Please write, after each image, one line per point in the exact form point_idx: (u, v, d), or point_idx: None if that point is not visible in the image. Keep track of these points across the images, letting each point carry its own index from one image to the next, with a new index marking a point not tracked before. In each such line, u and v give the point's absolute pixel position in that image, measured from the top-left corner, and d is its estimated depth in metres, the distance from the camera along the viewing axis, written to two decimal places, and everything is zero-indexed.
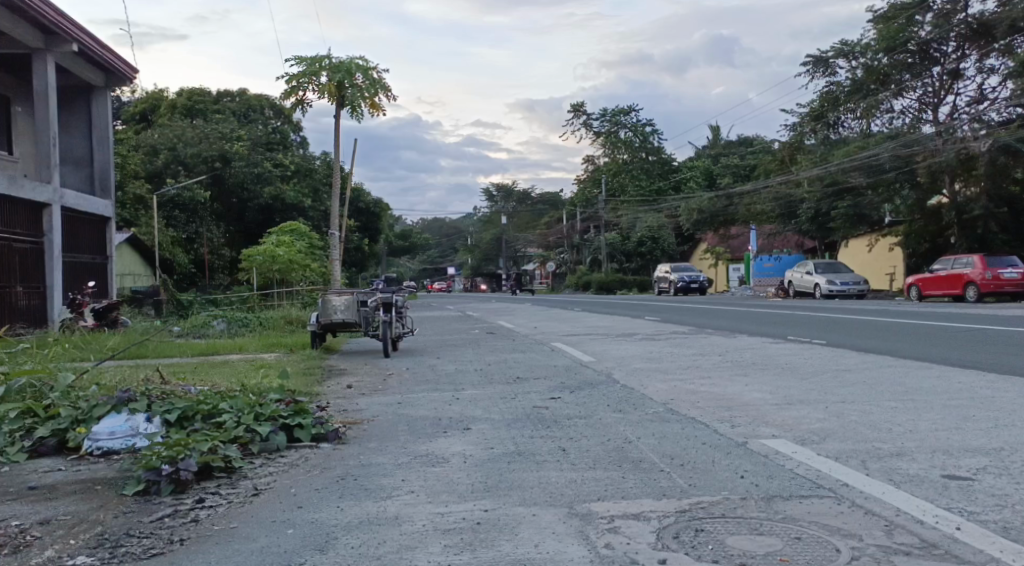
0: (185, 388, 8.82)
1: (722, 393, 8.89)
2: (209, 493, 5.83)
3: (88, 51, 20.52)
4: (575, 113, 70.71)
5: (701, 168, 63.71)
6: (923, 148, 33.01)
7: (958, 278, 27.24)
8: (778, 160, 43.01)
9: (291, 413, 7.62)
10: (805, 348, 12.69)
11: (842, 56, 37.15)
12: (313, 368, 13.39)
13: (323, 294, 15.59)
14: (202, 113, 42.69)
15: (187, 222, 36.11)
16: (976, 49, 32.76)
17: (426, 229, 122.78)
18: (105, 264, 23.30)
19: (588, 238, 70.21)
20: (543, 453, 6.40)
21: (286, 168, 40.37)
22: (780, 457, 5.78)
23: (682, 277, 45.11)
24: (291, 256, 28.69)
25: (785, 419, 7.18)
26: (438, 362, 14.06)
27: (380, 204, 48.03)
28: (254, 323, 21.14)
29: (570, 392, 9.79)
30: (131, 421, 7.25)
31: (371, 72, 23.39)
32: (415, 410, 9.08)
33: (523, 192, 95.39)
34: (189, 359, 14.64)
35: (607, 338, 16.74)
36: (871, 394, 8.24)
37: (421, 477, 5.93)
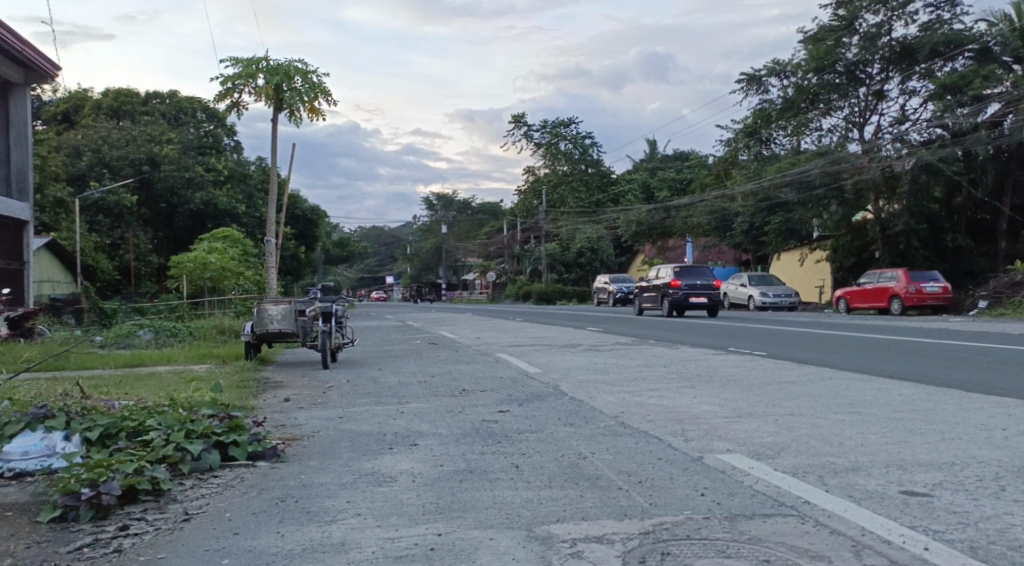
0: (108, 403, 8.39)
1: (671, 405, 8.74)
2: (134, 519, 5.45)
3: (5, 46, 19.64)
4: (516, 124, 70.69)
5: (639, 181, 64.35)
6: (849, 166, 33.56)
7: (883, 291, 27.75)
8: (714, 174, 43.58)
9: (225, 430, 7.25)
10: (748, 359, 12.67)
11: (774, 74, 37.66)
12: (246, 380, 12.92)
13: (259, 303, 15.07)
14: (129, 115, 41.55)
15: (112, 228, 34.92)
16: (899, 72, 33.76)
17: (365, 236, 121.61)
18: (21, 269, 22.35)
19: (528, 249, 70.20)
20: (496, 471, 6.14)
21: (219, 173, 39.36)
22: (739, 472, 5.60)
23: (620, 287, 45.35)
24: (223, 264, 28.00)
25: (737, 432, 7.02)
26: (376, 374, 13.69)
27: (317, 211, 47.23)
28: (183, 333, 20.48)
29: (517, 405, 9.53)
30: (47, 439, 6.82)
31: (310, 76, 22.88)
32: (358, 425, 8.74)
33: (463, 201, 95.17)
34: (111, 371, 14.05)
35: (550, 349, 16.53)
36: (817, 407, 8.15)
37: (367, 498, 5.62)
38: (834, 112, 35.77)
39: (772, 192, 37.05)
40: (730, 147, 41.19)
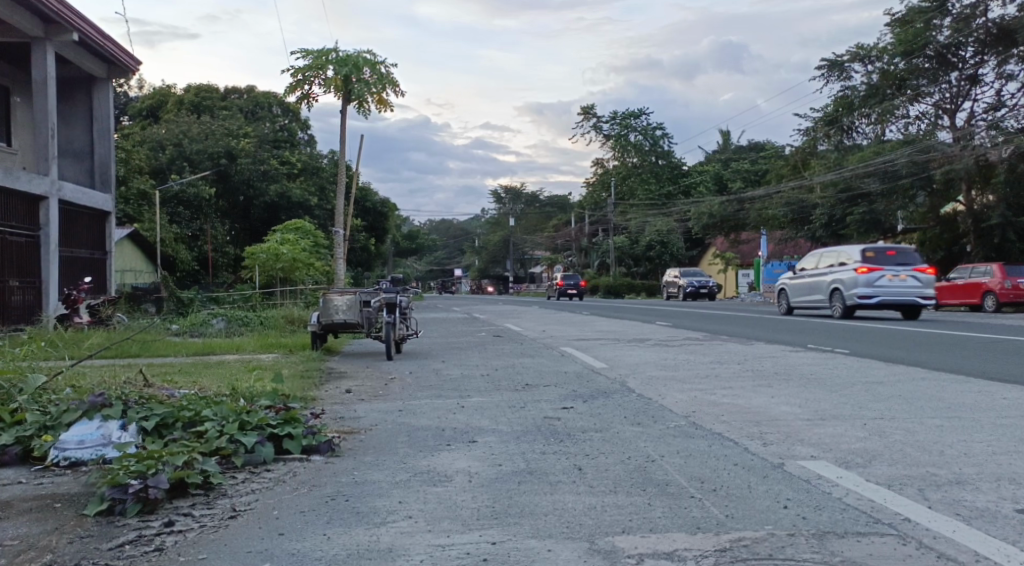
0: (168, 392, 8.25)
1: (746, 405, 8.23)
2: (182, 514, 5.21)
3: (88, 41, 19.97)
4: (585, 116, 69.95)
5: (711, 173, 63.19)
6: (939, 154, 32.29)
7: (975, 287, 26.48)
8: (790, 165, 42.01)
9: (281, 422, 7.00)
10: (829, 357, 12.00)
11: (858, 60, 36.39)
12: (311, 371, 12.74)
13: (324, 294, 14.95)
14: (209, 110, 42.28)
15: (192, 219, 35.77)
16: (995, 55, 32.10)
17: (434, 230, 122.28)
18: (104, 259, 22.75)
19: (597, 242, 69.51)
20: (558, 473, 5.74)
21: (292, 166, 39.84)
22: (824, 483, 5.10)
23: (692, 282, 44.51)
24: (294, 255, 28.11)
25: (820, 436, 6.51)
26: (441, 367, 13.42)
27: (387, 204, 47.51)
28: (255, 324, 20.59)
29: (582, 402, 9.13)
30: (103, 428, 6.65)
31: (379, 67, 22.82)
32: (418, 419, 8.43)
33: (532, 194, 94.96)
34: (183, 360, 14.10)
35: (618, 343, 16.04)
36: (911, 410, 7.55)
37: (421, 499, 5.29)
38: (923, 99, 34.25)
39: (854, 182, 35.73)
40: (808, 137, 39.91)
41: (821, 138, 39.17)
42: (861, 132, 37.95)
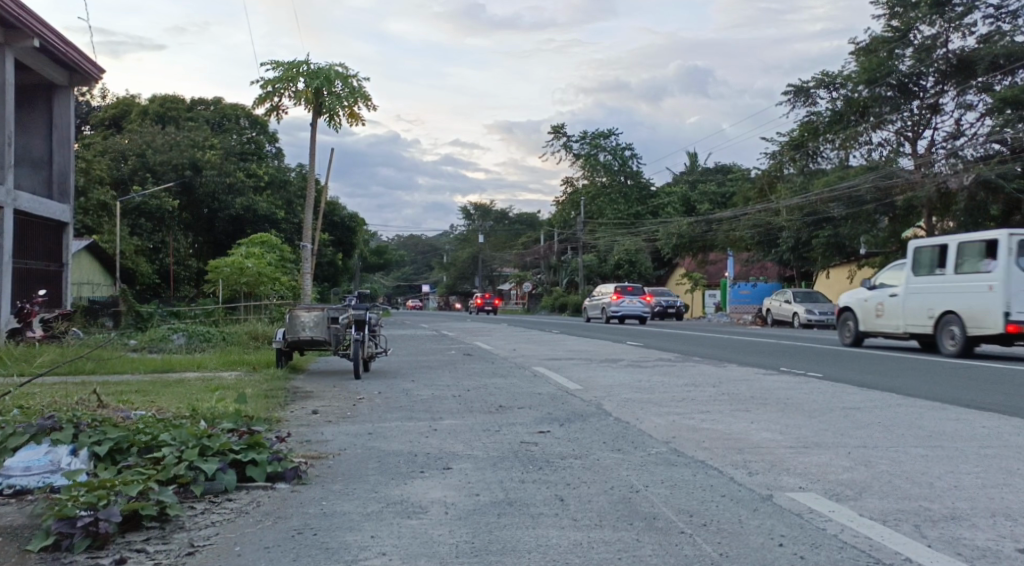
0: (122, 413, 7.88)
1: (725, 431, 8.02)
2: (134, 550, 4.88)
3: (49, 48, 19.47)
4: (555, 135, 70.13)
5: (678, 195, 63.66)
6: (901, 181, 32.64)
7: None
8: (757, 188, 41.94)
9: (244, 447, 6.67)
10: (803, 381, 11.85)
11: (823, 86, 36.69)
12: (274, 390, 12.33)
13: (291, 310, 14.55)
14: (175, 121, 41.64)
15: (154, 232, 35.04)
16: (954, 86, 32.61)
17: (401, 245, 121.76)
18: (60, 271, 22.08)
19: (565, 260, 69.46)
20: (539, 504, 5.46)
21: (259, 179, 39.30)
22: (818, 517, 4.89)
23: (659, 301, 44.58)
24: (260, 269, 27.64)
25: (805, 466, 6.29)
26: (409, 386, 13.08)
27: (355, 219, 47.05)
28: (216, 339, 20.11)
29: (558, 425, 8.86)
30: (51, 454, 6.28)
31: (351, 81, 22.55)
32: (388, 443, 8.11)
33: (500, 211, 94.99)
34: (139, 377, 13.62)
35: (589, 363, 15.80)
36: (894, 438, 7.36)
37: (394, 533, 4.99)
38: (885, 126, 34.57)
39: (820, 206, 35.97)
40: (775, 160, 40.11)
41: (787, 161, 39.34)
42: (826, 157, 38.10)
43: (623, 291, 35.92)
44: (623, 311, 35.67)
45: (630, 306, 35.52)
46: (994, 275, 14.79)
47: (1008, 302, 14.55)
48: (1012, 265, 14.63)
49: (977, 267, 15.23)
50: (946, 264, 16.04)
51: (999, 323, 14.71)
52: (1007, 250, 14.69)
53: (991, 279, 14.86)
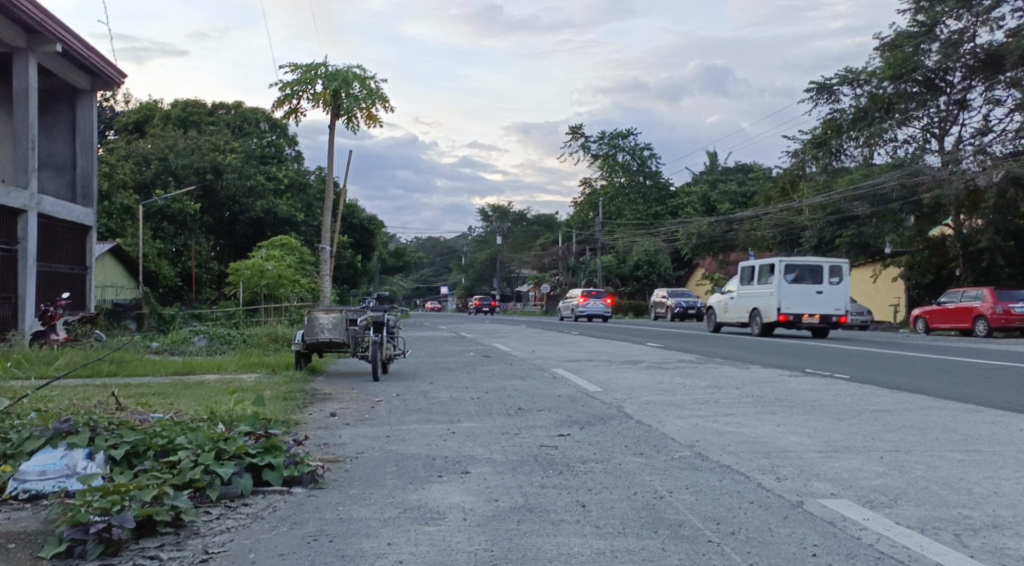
0: (140, 416, 7.81)
1: (751, 435, 7.85)
2: (147, 557, 4.79)
3: (72, 52, 19.57)
4: (574, 135, 69.94)
5: (698, 195, 63.33)
6: (927, 178, 32.22)
7: (966, 312, 26.23)
8: (778, 187, 41.60)
9: (260, 451, 6.56)
10: (830, 383, 11.64)
11: (847, 83, 36.33)
12: (294, 392, 12.26)
13: (310, 311, 14.46)
14: (196, 125, 41.82)
15: (176, 235, 35.16)
16: (982, 81, 32.17)
17: (420, 247, 121.90)
18: (84, 274, 22.15)
19: (584, 261, 69.24)
20: (560, 511, 5.32)
21: (278, 182, 39.38)
22: (851, 526, 4.72)
23: (680, 302, 44.30)
24: (280, 271, 27.65)
25: (836, 470, 6.12)
26: (429, 389, 12.95)
27: (374, 221, 47.07)
28: (237, 341, 20.10)
29: (579, 429, 8.71)
30: (67, 458, 6.20)
31: (368, 82, 22.50)
32: (407, 446, 8.00)
33: (519, 212, 94.90)
34: (162, 380, 13.61)
35: (610, 365, 15.62)
36: (927, 442, 7.17)
37: (412, 540, 4.86)
38: (911, 123, 34.08)
39: (843, 205, 35.58)
40: (797, 159, 39.72)
41: (809, 160, 38.94)
42: (849, 155, 37.63)
43: (588, 295, 42.78)
44: (589, 311, 42.38)
45: (594, 307, 42.37)
46: (771, 285, 23.55)
47: (777, 301, 23.39)
48: (781, 279, 23.32)
49: (765, 280, 23.94)
50: (756, 277, 24.71)
51: (776, 315, 23.46)
52: (778, 269, 23.34)
53: (770, 288, 23.63)
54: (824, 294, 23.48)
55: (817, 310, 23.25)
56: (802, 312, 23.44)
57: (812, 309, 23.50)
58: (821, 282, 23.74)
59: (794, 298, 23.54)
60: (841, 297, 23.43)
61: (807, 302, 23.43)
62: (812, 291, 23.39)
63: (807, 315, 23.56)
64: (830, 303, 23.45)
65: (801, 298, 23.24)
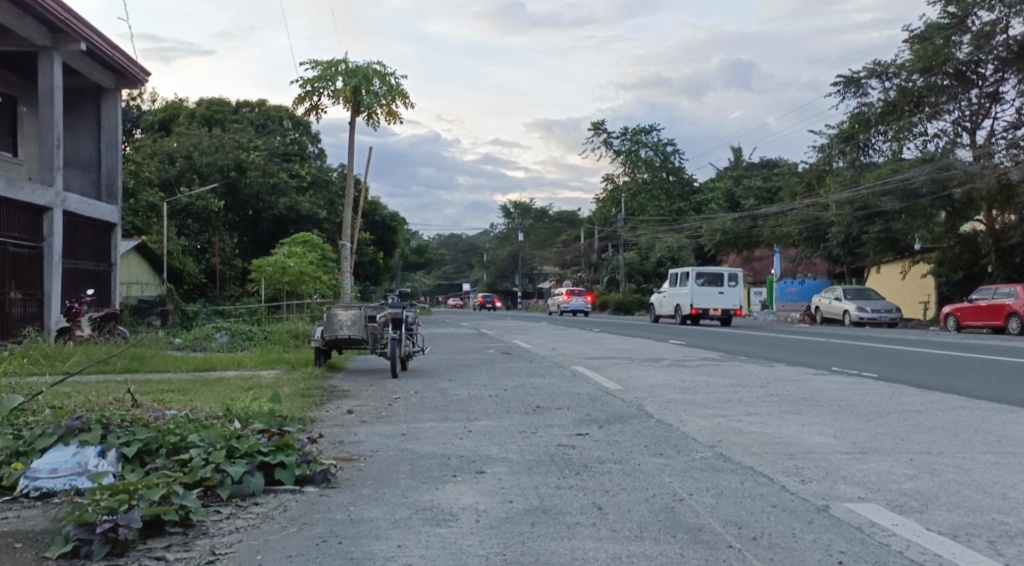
0: (154, 413, 7.73)
1: (776, 435, 7.66)
2: (154, 557, 4.69)
3: (96, 51, 19.65)
4: (597, 131, 69.57)
5: (722, 191, 62.83)
6: (957, 173, 31.72)
7: (998, 309, 25.78)
8: (804, 183, 41.11)
9: (272, 449, 6.46)
10: (857, 382, 11.40)
11: (875, 76, 35.82)
12: (314, 389, 12.18)
13: (329, 308, 14.43)
14: (220, 123, 41.96)
15: (200, 232, 35.30)
16: (1015, 73, 31.58)
17: (442, 244, 121.96)
18: (109, 271, 22.25)
19: (606, 258, 68.93)
20: (576, 513, 5.17)
21: (301, 179, 39.44)
22: (879, 532, 4.55)
23: None
24: (302, 268, 27.64)
25: (864, 473, 5.93)
26: (448, 386, 12.84)
27: (396, 218, 47.06)
28: (259, 338, 20.09)
29: (598, 428, 8.55)
30: (78, 456, 6.12)
31: (389, 78, 22.41)
32: (423, 445, 7.88)
33: (541, 209, 94.70)
34: (183, 377, 13.59)
35: (632, 362, 15.46)
36: (960, 443, 6.96)
37: (424, 542, 4.74)
38: (941, 116, 33.75)
39: (871, 200, 35.11)
40: (823, 154, 39.22)
41: (836, 155, 38.43)
42: (877, 150, 37.18)
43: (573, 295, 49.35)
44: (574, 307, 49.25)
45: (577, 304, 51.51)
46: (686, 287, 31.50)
47: (689, 299, 31.42)
48: (692, 283, 31.32)
49: (680, 282, 32.20)
50: (679, 280, 32.55)
51: (687, 309, 31.54)
52: (688, 275, 31.27)
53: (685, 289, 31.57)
54: (725, 293, 31.07)
55: (721, 306, 30.79)
56: (709, 307, 31.07)
57: (718, 304, 31.14)
58: (725, 285, 31.27)
59: (702, 296, 31.48)
60: (739, 296, 30.97)
61: (713, 300, 31.07)
62: (716, 292, 30.90)
63: (714, 308, 31.16)
64: (731, 300, 30.98)
65: (707, 296, 30.96)
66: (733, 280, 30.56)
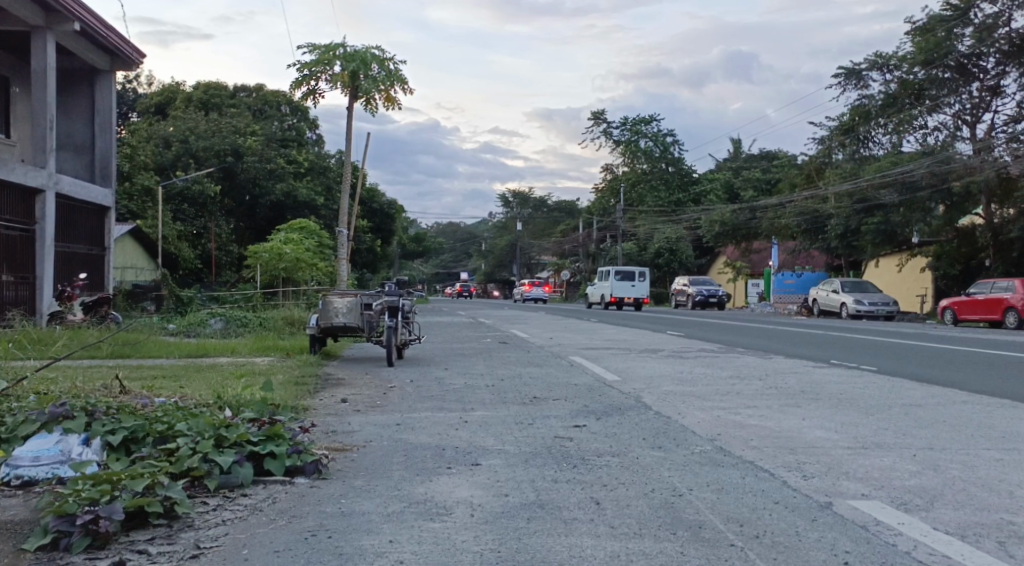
0: (142, 400, 7.57)
1: (776, 428, 7.54)
2: (135, 550, 4.55)
3: (90, 31, 19.38)
4: (596, 121, 69.30)
5: (721, 182, 62.69)
6: (957, 166, 31.58)
7: (996, 303, 25.68)
8: (803, 175, 40.92)
9: (262, 438, 6.30)
10: (856, 375, 11.25)
11: (876, 68, 35.62)
12: (307, 377, 12.03)
13: (324, 295, 14.24)
14: (217, 107, 41.68)
15: (196, 217, 35.07)
16: (1017, 67, 31.39)
17: (440, 232, 121.78)
18: (103, 255, 22.05)
19: (604, 248, 68.85)
20: (573, 508, 5.03)
21: (298, 165, 39.23)
22: (884, 531, 4.41)
23: (701, 291, 43.82)
24: (298, 254, 27.45)
25: (867, 468, 5.79)
26: (443, 375, 12.72)
27: (394, 205, 46.87)
28: (253, 324, 19.93)
29: (595, 419, 8.40)
30: (62, 443, 5.97)
31: (387, 64, 22.19)
32: (417, 435, 7.72)
33: (540, 198, 94.45)
34: (174, 362, 13.44)
35: (629, 353, 15.32)
36: (963, 439, 6.82)
37: (415, 536, 4.59)
38: (942, 109, 33.53)
39: (870, 193, 34.97)
40: (823, 146, 39.06)
41: (836, 147, 38.28)
42: (877, 142, 37.07)
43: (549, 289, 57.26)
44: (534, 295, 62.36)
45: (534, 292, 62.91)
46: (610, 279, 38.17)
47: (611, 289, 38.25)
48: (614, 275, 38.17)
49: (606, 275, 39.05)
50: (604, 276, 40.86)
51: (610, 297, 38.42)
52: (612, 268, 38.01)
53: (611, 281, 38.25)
54: (636, 285, 39.33)
55: (632, 295, 39.02)
56: (623, 296, 39.11)
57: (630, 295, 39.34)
58: (637, 279, 39.22)
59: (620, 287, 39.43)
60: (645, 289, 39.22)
61: (626, 290, 39.15)
62: (628, 285, 39.19)
63: (627, 297, 39.12)
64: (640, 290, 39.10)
65: (622, 287, 39.00)
66: (641, 276, 38.83)
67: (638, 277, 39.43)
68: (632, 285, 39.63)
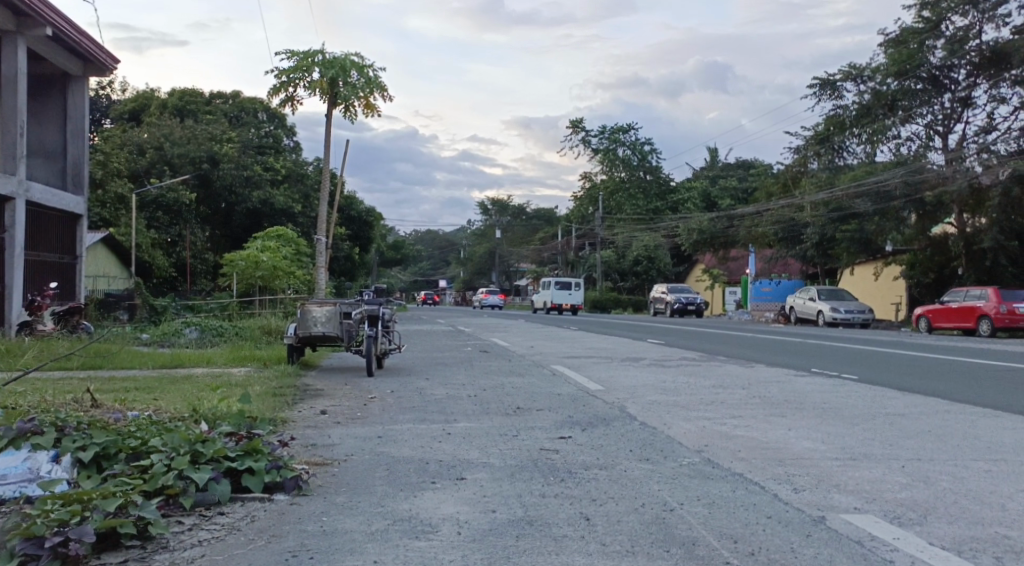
0: (114, 414, 7.38)
1: (763, 439, 7.45)
2: None
3: (63, 37, 19.08)
4: (574, 129, 69.37)
5: (699, 191, 63.00)
6: (931, 176, 31.87)
7: (969, 311, 25.86)
8: (781, 183, 41.09)
9: (240, 454, 6.13)
10: (839, 384, 11.21)
11: (850, 79, 35.90)
12: (284, 388, 11.83)
13: (302, 304, 14.04)
14: (193, 114, 41.28)
15: (171, 225, 34.67)
16: (987, 78, 31.71)
17: (418, 240, 121.44)
18: (75, 264, 21.68)
19: (583, 256, 68.92)
20: (562, 525, 4.91)
21: (275, 172, 38.88)
22: (879, 546, 4.33)
23: (679, 298, 43.90)
24: (275, 262, 27.17)
25: (857, 481, 5.71)
26: (424, 385, 12.55)
27: (373, 213, 46.64)
28: (229, 334, 19.66)
29: (581, 431, 8.28)
30: (30, 461, 5.80)
31: (367, 70, 22.00)
32: (399, 448, 7.57)
33: (518, 206, 94.32)
34: (147, 373, 13.18)
35: (611, 362, 15.21)
36: (950, 450, 6.76)
37: (399, 556, 4.45)
38: (914, 120, 33.83)
39: (845, 201, 35.20)
40: (799, 155, 39.14)
41: (812, 156, 38.42)
42: (852, 152, 37.28)
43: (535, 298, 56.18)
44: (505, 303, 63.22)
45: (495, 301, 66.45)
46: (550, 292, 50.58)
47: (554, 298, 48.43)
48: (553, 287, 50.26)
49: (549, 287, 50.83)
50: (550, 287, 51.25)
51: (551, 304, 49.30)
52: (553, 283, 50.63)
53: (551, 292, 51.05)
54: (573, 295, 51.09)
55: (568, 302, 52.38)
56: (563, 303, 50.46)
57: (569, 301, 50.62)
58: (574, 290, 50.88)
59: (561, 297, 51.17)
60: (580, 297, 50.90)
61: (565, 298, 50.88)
62: (566, 293, 52.89)
63: (566, 304, 51.53)
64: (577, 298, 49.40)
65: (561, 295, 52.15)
66: (575, 287, 51.79)
67: (574, 288, 52.87)
68: (570, 294, 53.54)
